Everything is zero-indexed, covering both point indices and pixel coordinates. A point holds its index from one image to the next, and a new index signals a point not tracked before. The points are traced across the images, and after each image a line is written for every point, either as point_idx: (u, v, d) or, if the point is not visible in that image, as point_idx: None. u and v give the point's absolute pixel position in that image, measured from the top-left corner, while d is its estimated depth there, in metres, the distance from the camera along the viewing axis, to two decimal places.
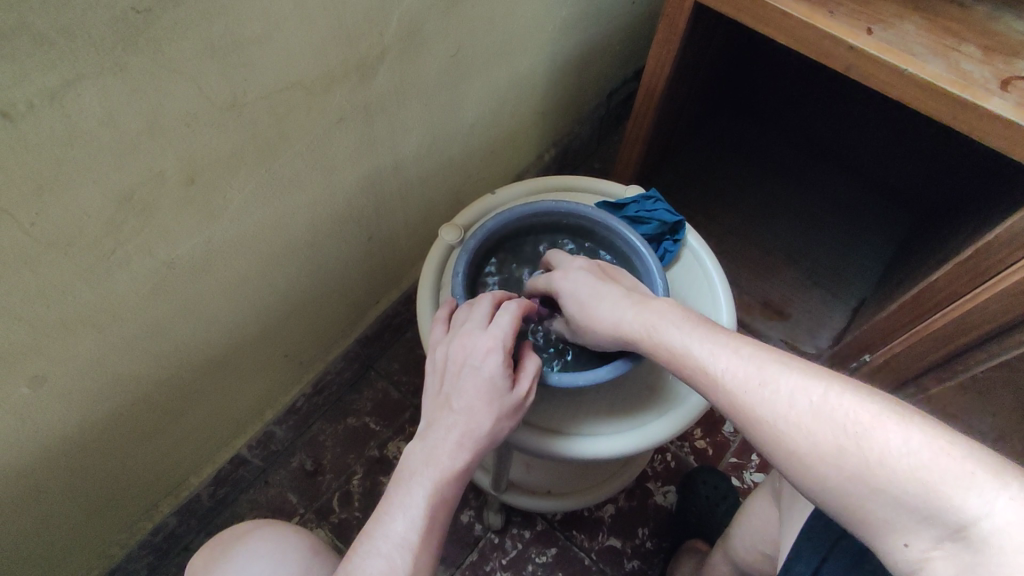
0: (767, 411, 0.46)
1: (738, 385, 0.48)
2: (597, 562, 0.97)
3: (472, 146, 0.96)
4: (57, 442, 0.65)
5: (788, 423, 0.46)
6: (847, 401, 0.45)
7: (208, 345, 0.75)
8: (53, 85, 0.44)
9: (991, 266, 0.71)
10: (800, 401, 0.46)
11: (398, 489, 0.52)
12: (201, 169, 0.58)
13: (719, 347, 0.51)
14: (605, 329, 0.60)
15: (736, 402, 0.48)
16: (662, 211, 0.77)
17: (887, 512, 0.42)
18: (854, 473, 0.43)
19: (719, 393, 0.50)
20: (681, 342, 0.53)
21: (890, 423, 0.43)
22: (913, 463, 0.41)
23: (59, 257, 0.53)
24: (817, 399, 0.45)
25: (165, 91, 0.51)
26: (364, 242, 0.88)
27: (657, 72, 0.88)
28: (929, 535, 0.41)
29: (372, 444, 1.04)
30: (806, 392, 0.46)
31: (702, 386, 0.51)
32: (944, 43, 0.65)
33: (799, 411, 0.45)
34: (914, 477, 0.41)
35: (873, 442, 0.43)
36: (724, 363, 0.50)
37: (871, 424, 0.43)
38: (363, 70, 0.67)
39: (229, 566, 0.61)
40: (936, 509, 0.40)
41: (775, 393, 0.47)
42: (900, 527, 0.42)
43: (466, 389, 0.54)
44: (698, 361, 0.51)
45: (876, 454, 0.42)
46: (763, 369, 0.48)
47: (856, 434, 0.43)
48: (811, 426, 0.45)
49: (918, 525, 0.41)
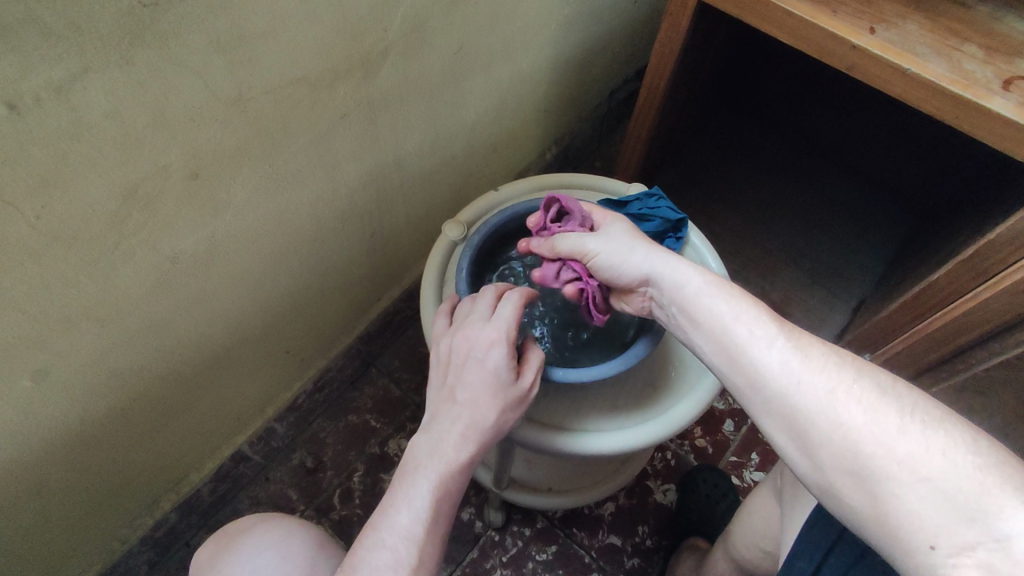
0: (826, 381, 0.49)
1: (800, 350, 0.51)
2: (597, 559, 0.97)
3: (474, 144, 0.96)
4: (60, 436, 0.65)
5: (847, 394, 0.48)
6: (914, 395, 0.48)
7: (212, 341, 0.75)
8: (59, 78, 0.44)
9: (990, 267, 0.72)
10: (865, 380, 0.48)
11: (402, 482, 0.52)
12: (205, 164, 0.58)
13: (783, 322, 0.53)
14: (666, 255, 0.60)
15: (791, 368, 0.50)
16: (664, 208, 0.77)
17: (924, 508, 0.44)
18: (903, 459, 0.45)
19: (775, 353, 0.51)
20: (727, 304, 0.55)
21: (956, 426, 0.46)
22: (972, 462, 0.44)
23: (64, 250, 0.53)
24: (884, 383, 0.48)
25: (171, 85, 0.51)
26: (366, 238, 0.88)
27: (659, 70, 0.88)
28: (964, 539, 0.42)
29: (372, 441, 1.04)
30: (873, 376, 0.49)
31: (750, 345, 0.52)
32: (946, 43, 0.66)
33: (866, 389, 0.48)
34: (968, 476, 0.43)
35: (937, 435, 0.45)
36: (785, 332, 0.52)
37: (939, 420, 0.46)
38: (367, 67, 0.67)
39: (234, 560, 0.61)
40: (979, 515, 0.42)
41: (840, 369, 0.49)
42: (933, 527, 0.43)
43: (472, 381, 0.55)
44: (752, 323, 0.53)
45: (936, 444, 0.45)
46: (833, 350, 0.51)
47: (920, 422, 0.46)
48: (874, 403, 0.47)
49: (955, 527, 0.43)
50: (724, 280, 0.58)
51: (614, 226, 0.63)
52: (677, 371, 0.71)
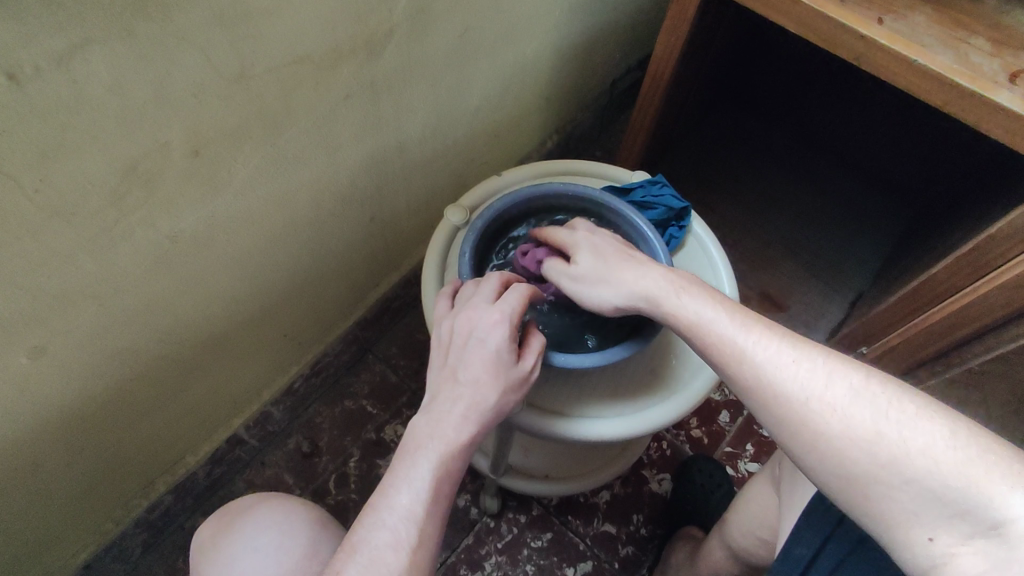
0: (800, 391, 0.48)
1: (772, 363, 0.50)
2: (592, 547, 0.97)
3: (475, 130, 0.95)
4: (57, 415, 0.65)
5: (821, 403, 0.48)
6: (889, 391, 0.47)
7: (211, 322, 0.74)
8: (62, 47, 0.43)
9: (989, 261, 0.72)
10: (837, 385, 0.48)
11: (401, 462, 0.52)
12: (206, 142, 0.57)
13: (754, 327, 0.53)
14: (631, 288, 0.59)
15: (765, 380, 0.50)
16: (668, 196, 0.77)
17: (917, 506, 0.44)
18: (888, 462, 0.45)
19: (746, 368, 0.51)
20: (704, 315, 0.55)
21: (933, 418, 0.45)
22: (955, 455, 0.44)
23: (62, 226, 0.52)
24: (856, 384, 0.48)
25: (174, 60, 0.50)
26: (365, 223, 0.87)
27: (664, 58, 0.88)
28: (960, 531, 0.43)
29: (368, 427, 1.04)
30: (845, 377, 0.48)
31: (725, 362, 0.52)
32: (954, 35, 0.65)
33: (837, 394, 0.47)
34: (952, 470, 0.43)
35: (914, 433, 0.45)
36: (752, 343, 0.51)
37: (915, 415, 0.46)
38: (371, 47, 0.66)
39: (236, 538, 0.61)
40: (972, 506, 0.42)
41: (812, 375, 0.49)
42: (928, 521, 0.44)
43: (473, 362, 0.54)
44: (724, 335, 0.53)
45: (915, 443, 0.45)
46: (800, 353, 0.50)
47: (898, 421, 0.46)
48: (847, 410, 0.47)
49: (949, 520, 0.43)
50: (713, 292, 0.58)
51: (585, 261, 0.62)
52: (678, 358, 0.71)
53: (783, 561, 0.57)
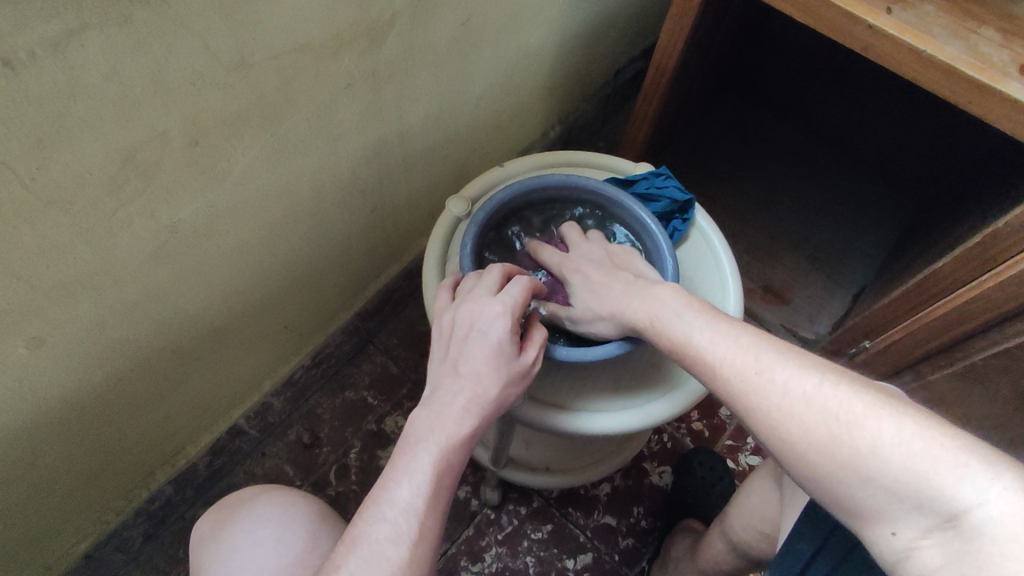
0: (761, 400, 0.48)
1: (735, 375, 0.50)
2: (592, 539, 0.98)
3: (477, 119, 0.94)
4: (56, 405, 0.64)
5: (780, 411, 0.47)
6: (841, 392, 0.45)
7: (210, 313, 0.74)
8: (56, 33, 0.43)
9: (996, 255, 0.71)
10: (793, 391, 0.47)
11: (402, 456, 0.51)
12: (205, 131, 0.57)
13: (720, 339, 0.53)
14: (606, 320, 0.63)
15: (733, 392, 0.50)
16: (672, 187, 0.76)
17: (877, 502, 0.43)
18: (844, 464, 0.44)
19: (719, 384, 0.51)
20: (682, 331, 0.55)
21: (883, 415, 0.43)
22: (904, 452, 0.42)
23: (59, 216, 0.51)
24: (810, 390, 0.46)
25: (171, 47, 0.49)
26: (366, 214, 0.86)
27: (669, 48, 0.87)
28: (918, 524, 0.42)
29: (369, 419, 1.04)
30: (800, 383, 0.47)
31: (702, 375, 0.53)
32: (964, 25, 0.64)
33: (793, 399, 0.46)
34: (903, 468, 0.42)
35: (865, 433, 0.43)
36: (721, 355, 0.52)
37: (863, 415, 0.44)
38: (372, 35, 0.65)
39: (237, 529, 0.61)
40: (927, 500, 0.41)
41: (770, 384, 0.48)
42: (889, 517, 0.43)
43: (475, 354, 0.54)
44: (702, 351, 0.53)
45: (866, 443, 0.43)
46: (760, 359, 0.49)
47: (848, 422, 0.44)
48: (803, 416, 0.46)
49: (908, 515, 0.42)
50: (693, 300, 0.58)
51: (580, 297, 0.66)
52: None
53: (783, 556, 0.57)
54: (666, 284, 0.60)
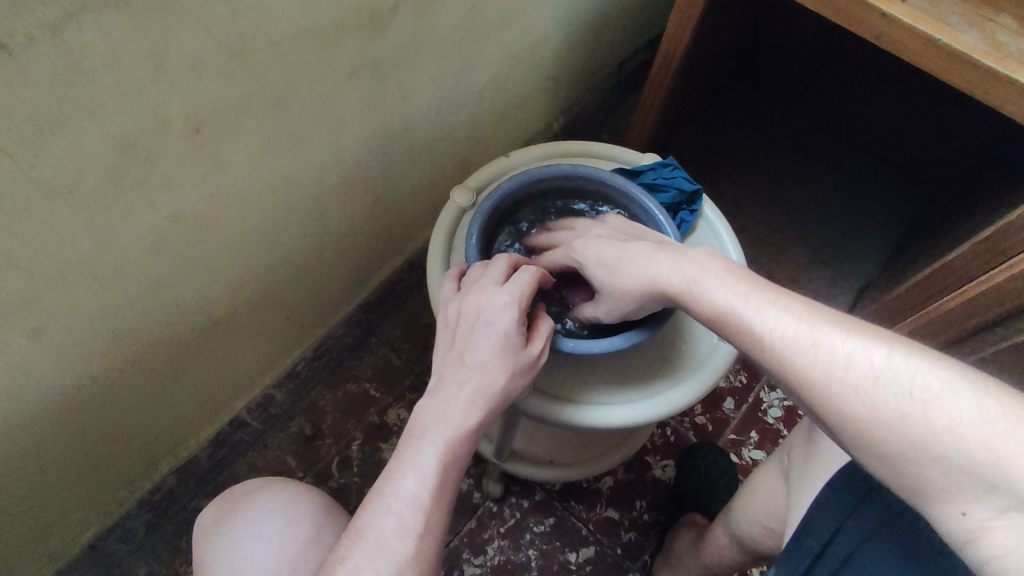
0: (818, 374, 0.44)
1: (789, 348, 0.46)
2: (594, 532, 0.97)
3: (481, 110, 0.93)
4: (57, 397, 0.64)
5: (842, 386, 0.44)
6: (911, 366, 0.42)
7: (212, 303, 0.73)
8: (53, 16, 0.42)
9: (1007, 248, 0.70)
10: (857, 365, 0.43)
11: (408, 448, 0.51)
12: (207, 119, 0.56)
13: (769, 308, 0.49)
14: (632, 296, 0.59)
15: (786, 364, 0.46)
16: (679, 178, 0.76)
17: (947, 481, 0.40)
18: (913, 441, 0.41)
19: (769, 355, 0.48)
20: (724, 299, 0.51)
21: (962, 390, 0.40)
22: (984, 430, 0.39)
23: (58, 205, 0.51)
24: (877, 363, 0.43)
25: (171, 31, 0.48)
26: (369, 204, 0.85)
27: (677, 36, 0.85)
28: (992, 505, 0.38)
29: (371, 411, 1.03)
30: (865, 356, 0.43)
31: (750, 347, 0.49)
32: (980, 13, 0.63)
33: (856, 373, 0.43)
34: (981, 445, 0.39)
35: (939, 411, 0.40)
36: (773, 325, 0.48)
37: (940, 392, 0.41)
38: (376, 21, 0.64)
39: (240, 522, 0.61)
40: (1004, 480, 0.38)
41: (830, 357, 0.44)
42: (959, 495, 0.40)
43: (481, 345, 0.53)
44: (746, 319, 0.49)
45: (941, 419, 0.40)
46: (817, 330, 0.46)
47: (921, 399, 0.41)
48: (868, 392, 0.43)
49: (981, 494, 0.39)
50: (734, 266, 0.53)
51: (598, 272, 0.62)
52: (686, 345, 0.70)
53: (790, 552, 0.55)
54: (702, 248, 0.56)
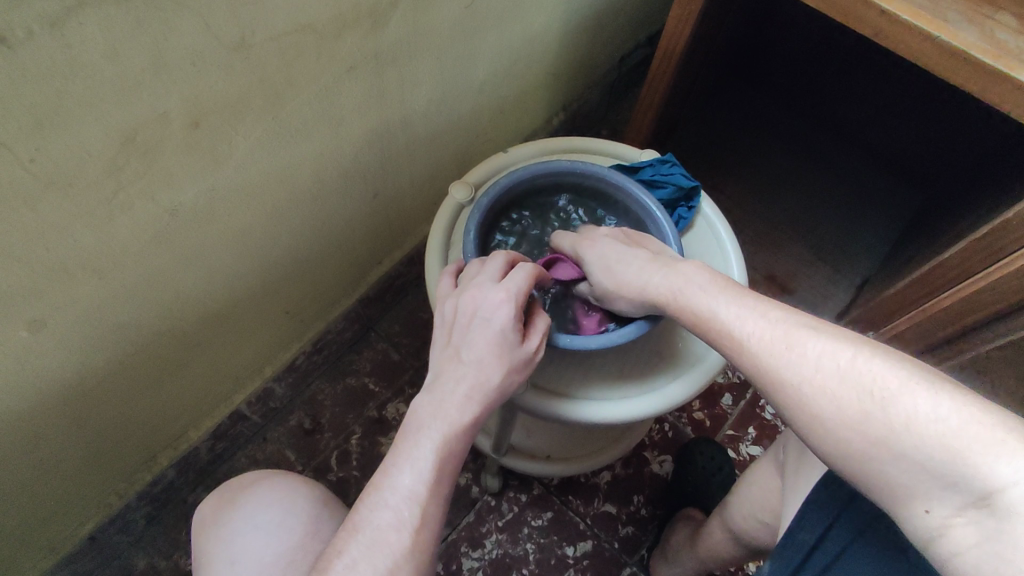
0: (789, 374, 0.46)
1: (762, 350, 0.47)
2: (592, 526, 0.98)
3: (481, 105, 0.93)
4: (57, 389, 0.64)
5: (812, 387, 0.45)
6: (876, 367, 0.43)
7: (211, 298, 0.74)
8: (52, 10, 0.42)
9: (1003, 247, 0.70)
10: (825, 366, 0.44)
11: (404, 442, 0.51)
12: (205, 113, 0.56)
13: (747, 313, 0.50)
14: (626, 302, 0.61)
15: (761, 365, 0.47)
16: (678, 175, 0.76)
17: (909, 479, 0.41)
18: (876, 439, 0.42)
19: (745, 358, 0.49)
20: (706, 305, 0.53)
21: (920, 389, 0.41)
22: (939, 428, 0.39)
23: (57, 199, 0.51)
24: (844, 363, 0.44)
25: (170, 26, 0.48)
26: (369, 199, 0.86)
27: (677, 32, 0.85)
28: (953, 502, 0.39)
29: (370, 405, 1.04)
30: (833, 357, 0.44)
31: (729, 350, 0.50)
32: (979, 10, 0.63)
33: (824, 374, 0.44)
34: (938, 444, 0.39)
35: (899, 409, 0.41)
36: (750, 328, 0.49)
37: (898, 391, 0.41)
38: (375, 16, 0.64)
39: (239, 515, 0.61)
40: (960, 477, 0.39)
41: (801, 358, 0.45)
42: (920, 493, 0.40)
43: (477, 341, 0.53)
44: (726, 324, 0.51)
45: (900, 417, 0.41)
46: (789, 334, 0.47)
47: (883, 398, 0.42)
48: (836, 392, 0.43)
49: (941, 492, 0.39)
50: (719, 278, 0.55)
51: (597, 270, 0.63)
52: (684, 341, 0.70)
53: (783, 547, 0.55)
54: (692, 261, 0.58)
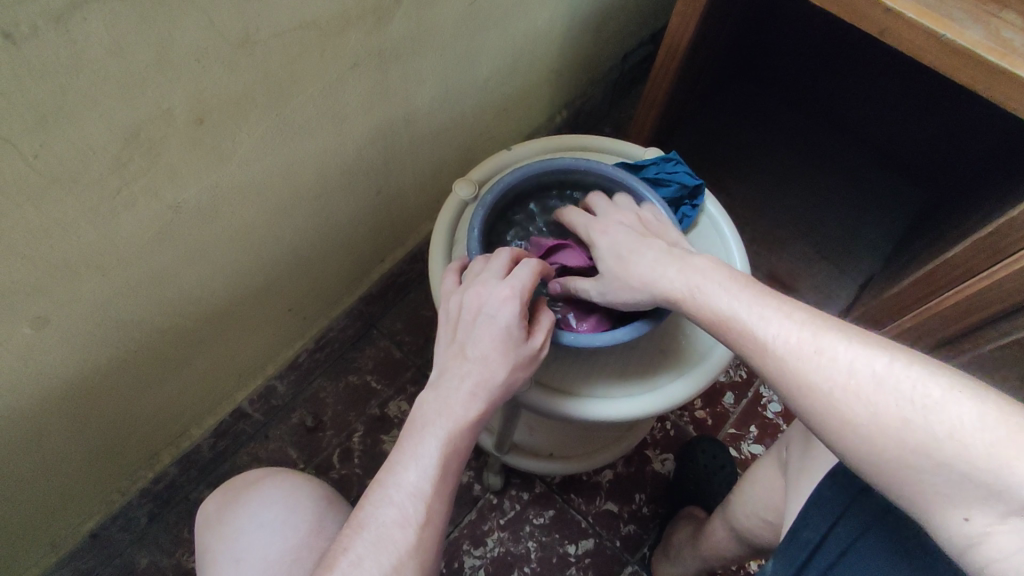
0: (822, 380, 0.45)
1: (792, 355, 0.47)
2: (593, 525, 0.98)
3: (484, 102, 0.93)
4: (60, 387, 0.64)
5: (846, 393, 0.44)
6: (913, 374, 0.43)
7: (214, 296, 0.74)
8: (57, 6, 0.42)
9: (1006, 246, 0.70)
10: (860, 372, 0.44)
11: (409, 439, 0.51)
12: (209, 109, 0.56)
13: (772, 315, 0.50)
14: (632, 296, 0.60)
15: (790, 370, 0.47)
16: (682, 173, 0.76)
17: (949, 487, 0.41)
18: (915, 447, 0.42)
19: (771, 363, 0.48)
20: (728, 306, 0.52)
21: (963, 397, 0.41)
22: (983, 436, 0.40)
23: (62, 195, 0.51)
24: (880, 370, 0.44)
25: (175, 22, 0.48)
26: (372, 197, 0.86)
27: (680, 29, 0.85)
28: (995, 510, 0.39)
29: (372, 403, 1.04)
30: (867, 363, 0.45)
31: (752, 354, 0.50)
32: (984, 9, 0.63)
33: (860, 380, 0.44)
34: (981, 452, 0.40)
35: (940, 418, 0.41)
36: (778, 331, 0.49)
37: (940, 399, 0.42)
38: (379, 13, 0.64)
39: (242, 512, 0.61)
40: (1004, 485, 0.39)
41: (833, 363, 0.45)
42: (960, 501, 0.40)
43: (482, 338, 0.53)
44: (748, 327, 0.50)
45: (942, 425, 0.41)
46: (820, 339, 0.47)
47: (924, 406, 0.42)
48: (871, 398, 0.44)
49: (983, 500, 0.40)
50: (736, 275, 0.55)
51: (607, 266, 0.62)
52: (688, 340, 0.70)
53: (788, 545, 0.55)
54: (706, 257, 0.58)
